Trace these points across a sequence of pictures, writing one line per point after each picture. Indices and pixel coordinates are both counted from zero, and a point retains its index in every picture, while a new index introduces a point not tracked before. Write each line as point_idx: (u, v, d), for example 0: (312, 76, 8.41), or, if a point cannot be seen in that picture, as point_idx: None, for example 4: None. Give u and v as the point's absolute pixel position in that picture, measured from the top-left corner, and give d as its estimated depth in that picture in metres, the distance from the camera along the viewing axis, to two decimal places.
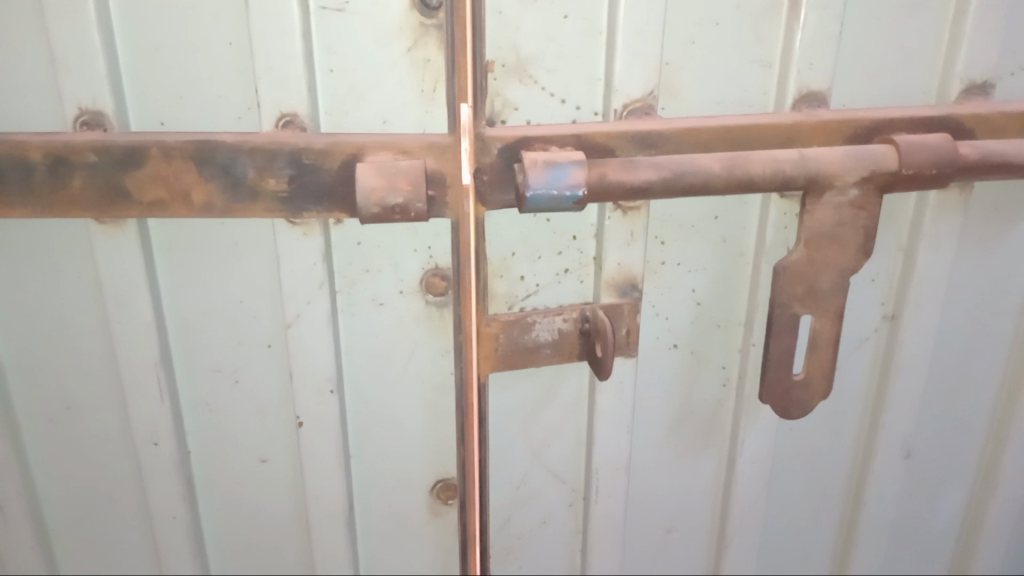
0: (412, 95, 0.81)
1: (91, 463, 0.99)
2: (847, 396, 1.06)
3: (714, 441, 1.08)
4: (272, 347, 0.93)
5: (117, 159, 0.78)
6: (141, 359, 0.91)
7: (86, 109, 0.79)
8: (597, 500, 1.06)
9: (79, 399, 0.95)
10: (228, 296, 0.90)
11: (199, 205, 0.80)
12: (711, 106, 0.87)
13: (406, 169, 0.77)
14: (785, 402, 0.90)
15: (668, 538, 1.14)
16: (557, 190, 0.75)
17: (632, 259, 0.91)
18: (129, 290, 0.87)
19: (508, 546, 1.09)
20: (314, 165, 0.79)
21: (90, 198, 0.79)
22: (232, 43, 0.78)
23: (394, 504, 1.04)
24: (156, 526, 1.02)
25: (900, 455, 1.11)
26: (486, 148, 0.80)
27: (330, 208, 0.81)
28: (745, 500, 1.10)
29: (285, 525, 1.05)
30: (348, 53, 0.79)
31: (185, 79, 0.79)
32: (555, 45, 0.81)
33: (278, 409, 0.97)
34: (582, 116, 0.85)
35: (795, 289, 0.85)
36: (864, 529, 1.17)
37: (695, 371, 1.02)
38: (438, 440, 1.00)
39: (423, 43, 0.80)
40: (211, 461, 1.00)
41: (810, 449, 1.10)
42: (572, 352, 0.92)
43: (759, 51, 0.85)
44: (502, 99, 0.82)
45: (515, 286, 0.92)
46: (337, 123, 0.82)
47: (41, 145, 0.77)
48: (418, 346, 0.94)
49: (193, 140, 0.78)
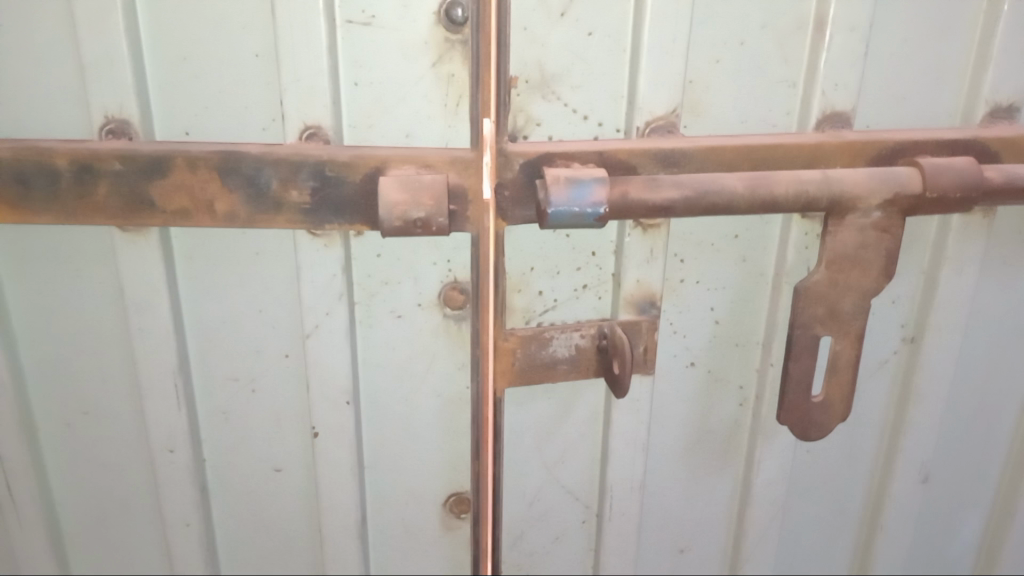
0: (436, 109, 0.82)
1: (106, 468, 1.00)
2: (866, 418, 1.05)
3: (731, 461, 1.07)
4: (290, 356, 0.93)
5: (141, 168, 0.78)
6: (161, 366, 0.91)
7: (112, 117, 0.80)
8: (611, 518, 1.06)
9: (97, 405, 0.95)
10: (247, 305, 0.90)
11: (222, 215, 0.80)
12: (734, 125, 0.86)
13: (429, 184, 0.77)
14: (803, 423, 0.89)
15: (681, 558, 1.13)
16: (579, 207, 0.75)
17: (651, 276, 0.91)
18: (150, 297, 0.87)
19: (520, 563, 1.09)
20: (337, 177, 0.79)
21: (115, 206, 0.80)
22: (258, 55, 0.79)
23: (407, 517, 1.04)
24: (169, 533, 1.02)
25: (918, 479, 1.09)
26: (508, 163, 0.80)
27: (352, 221, 0.81)
28: (760, 521, 1.09)
29: (298, 536, 1.05)
30: (373, 66, 0.79)
31: (211, 89, 0.80)
32: (580, 62, 0.81)
33: (293, 419, 0.97)
34: (604, 133, 0.85)
35: (817, 310, 0.84)
36: (880, 553, 1.15)
37: (712, 390, 1.01)
38: (453, 453, 1.00)
39: (448, 58, 0.80)
40: (227, 469, 1.00)
41: (826, 472, 1.09)
42: (590, 368, 0.92)
43: (785, 72, 0.85)
44: (524, 114, 0.82)
45: (533, 300, 0.91)
46: (360, 136, 0.82)
47: (68, 152, 0.78)
48: (435, 360, 0.94)
49: (219, 150, 0.78)
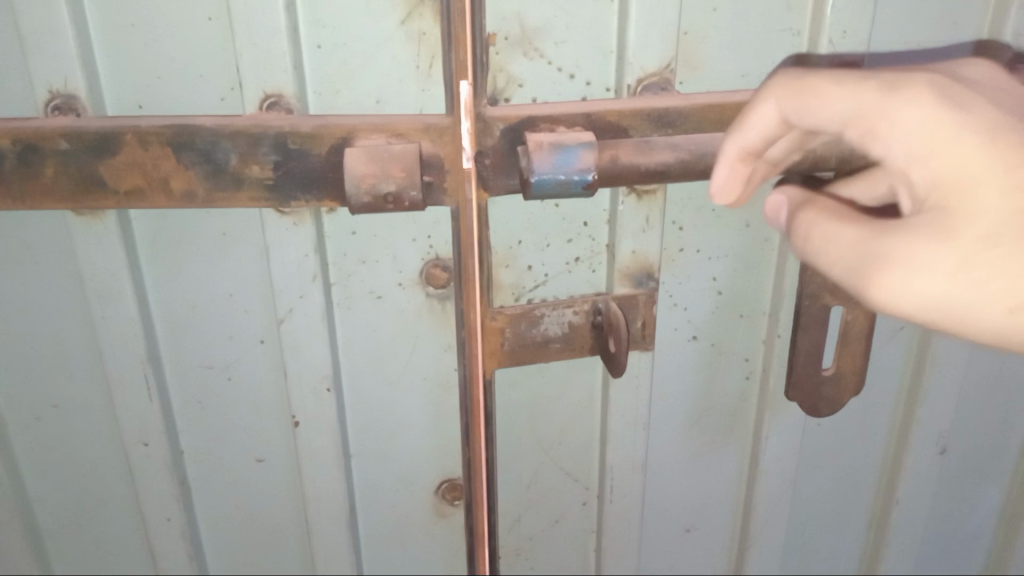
0: (407, 71, 0.75)
1: (80, 461, 0.95)
2: (880, 389, 1.00)
3: (737, 436, 1.01)
4: (265, 342, 0.88)
5: (89, 146, 0.72)
6: (128, 358, 0.86)
7: (58, 92, 0.73)
8: (612, 499, 1.01)
9: (66, 398, 0.90)
10: (215, 288, 0.84)
11: (179, 193, 0.74)
12: (734, 80, 0.80)
13: (400, 154, 0.71)
14: (813, 399, 0.84)
15: (687, 538, 1.08)
16: (564, 175, 0.70)
17: (647, 247, 0.85)
18: (112, 285, 0.82)
19: (518, 548, 1.04)
20: (301, 150, 0.73)
21: (65, 188, 0.73)
22: (211, 18, 0.72)
23: (398, 504, 0.99)
24: (150, 528, 0.98)
25: (936, 450, 1.04)
26: (488, 129, 0.73)
27: (320, 197, 0.74)
28: (768, 497, 1.04)
29: (286, 526, 1.01)
30: (337, 28, 0.73)
31: (162, 58, 0.73)
32: (563, 14, 0.74)
33: (274, 407, 0.92)
34: (593, 92, 0.78)
35: (825, 279, 0.80)
36: (895, 527, 1.11)
37: (715, 365, 0.95)
38: (445, 437, 0.95)
39: (418, 14, 0.73)
40: (206, 460, 0.95)
41: (838, 444, 1.04)
42: (584, 346, 0.85)
43: (787, 19, 0.78)
44: (504, 75, 0.76)
45: (522, 276, 0.85)
46: (328, 104, 0.76)
47: (8, 131, 0.71)
48: (419, 342, 0.88)
49: (171, 124, 0.72)
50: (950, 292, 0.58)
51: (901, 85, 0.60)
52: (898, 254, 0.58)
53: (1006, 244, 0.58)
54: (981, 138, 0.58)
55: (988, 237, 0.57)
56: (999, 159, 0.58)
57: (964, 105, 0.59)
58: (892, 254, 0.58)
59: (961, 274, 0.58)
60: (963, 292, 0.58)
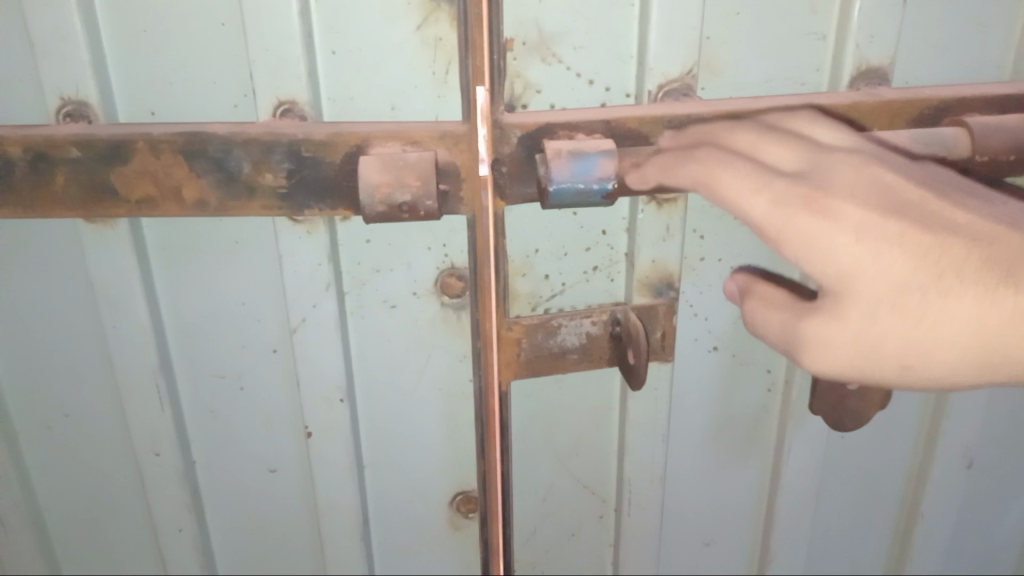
0: (423, 78, 0.74)
1: (91, 470, 0.94)
2: (905, 401, 0.97)
3: (758, 448, 0.99)
4: (279, 352, 0.86)
5: (100, 154, 0.71)
6: (139, 367, 0.85)
7: (69, 99, 0.72)
8: (630, 513, 0.99)
9: (78, 407, 0.89)
10: (227, 297, 0.83)
11: (191, 202, 0.72)
12: (757, 86, 0.78)
13: (415, 162, 0.69)
14: (837, 413, 0.84)
15: (706, 552, 1.06)
16: (584, 183, 0.69)
17: (667, 255, 0.83)
18: (124, 294, 0.81)
19: (534, 561, 1.02)
20: (314, 157, 0.71)
21: (75, 196, 0.72)
22: (225, 24, 0.71)
23: (412, 515, 0.97)
24: (162, 538, 0.97)
25: (963, 464, 1.01)
26: (504, 136, 0.71)
27: (334, 205, 0.73)
28: (790, 512, 1.02)
29: (299, 537, 0.99)
30: (352, 33, 0.71)
31: (175, 64, 0.72)
32: (581, 19, 0.73)
33: (286, 416, 0.91)
34: (612, 98, 0.76)
35: None
36: (919, 541, 1.08)
37: (736, 376, 0.93)
38: (459, 448, 0.94)
39: (434, 20, 0.72)
40: (218, 469, 0.94)
41: (862, 456, 1.01)
42: (602, 357, 0.83)
43: (812, 22, 0.76)
44: (522, 81, 0.74)
45: (539, 285, 0.84)
46: (341, 111, 0.74)
47: (19, 138, 0.70)
48: (432, 352, 0.87)
49: (183, 131, 0.71)
50: (862, 357, 0.62)
51: (788, 200, 0.63)
52: (812, 337, 0.63)
53: (885, 318, 0.61)
54: (850, 240, 0.61)
55: (876, 313, 0.61)
56: (866, 253, 0.61)
57: (837, 208, 0.61)
58: (807, 333, 0.63)
59: (863, 349, 0.62)
60: (869, 357, 0.62)
